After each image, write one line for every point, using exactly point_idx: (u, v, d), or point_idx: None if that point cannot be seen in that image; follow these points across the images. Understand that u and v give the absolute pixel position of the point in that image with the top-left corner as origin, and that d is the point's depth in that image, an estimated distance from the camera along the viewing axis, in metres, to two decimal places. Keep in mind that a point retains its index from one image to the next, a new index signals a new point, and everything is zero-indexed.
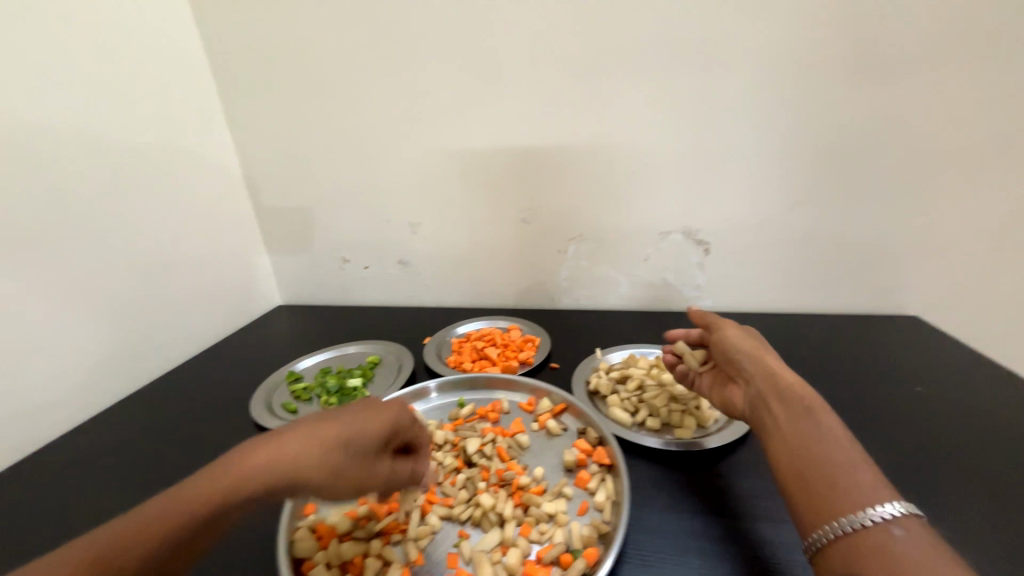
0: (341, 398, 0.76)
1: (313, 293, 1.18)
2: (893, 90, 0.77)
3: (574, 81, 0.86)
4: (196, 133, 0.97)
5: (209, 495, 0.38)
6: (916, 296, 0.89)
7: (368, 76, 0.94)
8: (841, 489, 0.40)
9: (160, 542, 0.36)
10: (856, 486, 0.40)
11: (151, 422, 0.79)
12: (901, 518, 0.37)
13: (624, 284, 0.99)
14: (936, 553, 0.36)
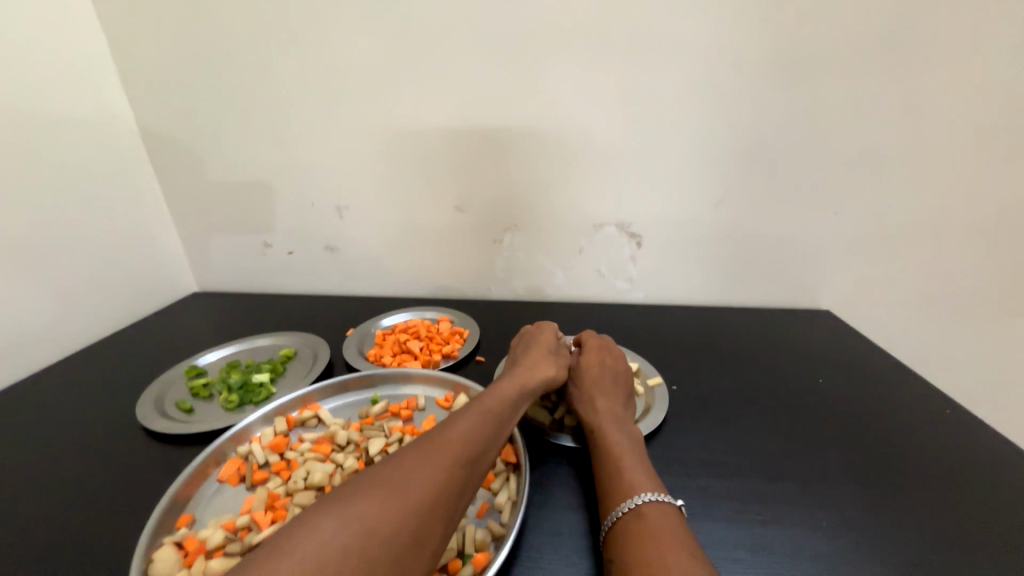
0: (243, 395, 0.70)
1: (233, 279, 1.09)
2: (812, 92, 0.79)
3: (506, 63, 0.83)
4: (76, 96, 0.86)
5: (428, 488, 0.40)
6: (829, 292, 0.94)
7: (284, 44, 0.86)
8: (621, 479, 0.49)
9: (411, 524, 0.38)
10: (635, 478, 0.49)
11: (23, 422, 0.71)
12: (659, 504, 0.45)
13: (559, 276, 0.98)
14: (681, 532, 0.43)
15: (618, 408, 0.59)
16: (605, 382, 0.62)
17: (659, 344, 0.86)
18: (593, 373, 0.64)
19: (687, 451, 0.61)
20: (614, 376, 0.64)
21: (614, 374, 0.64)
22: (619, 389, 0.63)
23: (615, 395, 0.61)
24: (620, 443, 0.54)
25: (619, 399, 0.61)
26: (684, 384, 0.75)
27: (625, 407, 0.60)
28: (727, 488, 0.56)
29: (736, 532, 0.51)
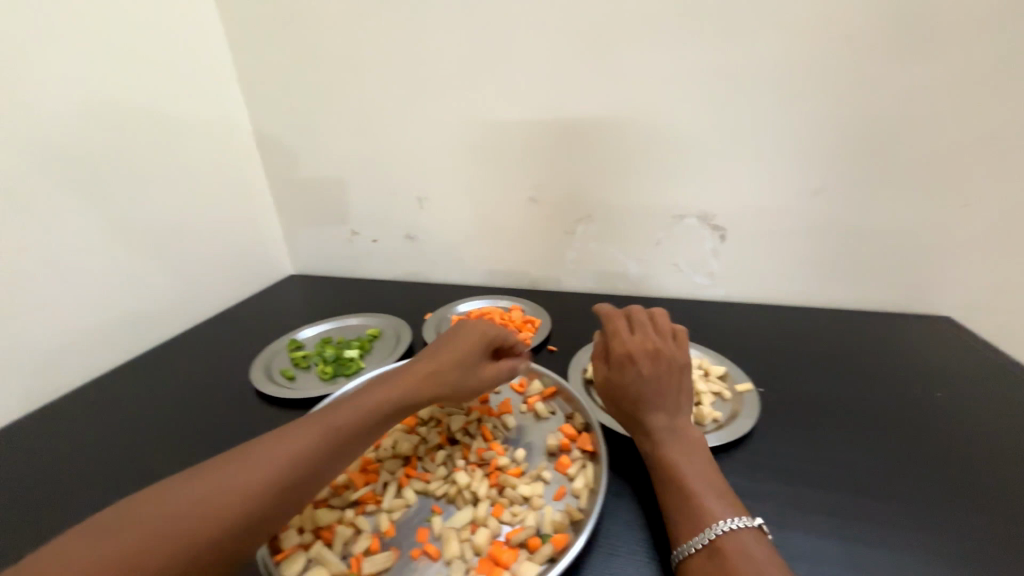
0: (336, 367, 0.78)
1: (325, 264, 1.19)
2: (939, 67, 0.70)
3: (586, 53, 0.82)
4: (205, 102, 0.98)
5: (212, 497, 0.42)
6: (951, 297, 0.82)
7: (376, 46, 0.93)
8: (692, 510, 0.46)
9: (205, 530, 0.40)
10: (710, 506, 0.45)
11: (164, 380, 0.84)
12: (742, 535, 0.43)
13: (633, 270, 0.96)
14: (770, 565, 0.41)
15: (678, 425, 0.52)
16: (656, 392, 0.53)
17: (742, 344, 0.80)
18: (647, 382, 0.53)
19: (775, 458, 0.57)
20: (662, 382, 0.54)
21: (661, 378, 0.54)
22: (671, 397, 0.54)
23: (669, 408, 0.53)
24: (687, 468, 0.49)
25: (677, 412, 0.53)
26: (771, 387, 0.70)
27: (679, 418, 0.53)
28: (822, 501, 0.52)
29: (831, 548, 0.47)
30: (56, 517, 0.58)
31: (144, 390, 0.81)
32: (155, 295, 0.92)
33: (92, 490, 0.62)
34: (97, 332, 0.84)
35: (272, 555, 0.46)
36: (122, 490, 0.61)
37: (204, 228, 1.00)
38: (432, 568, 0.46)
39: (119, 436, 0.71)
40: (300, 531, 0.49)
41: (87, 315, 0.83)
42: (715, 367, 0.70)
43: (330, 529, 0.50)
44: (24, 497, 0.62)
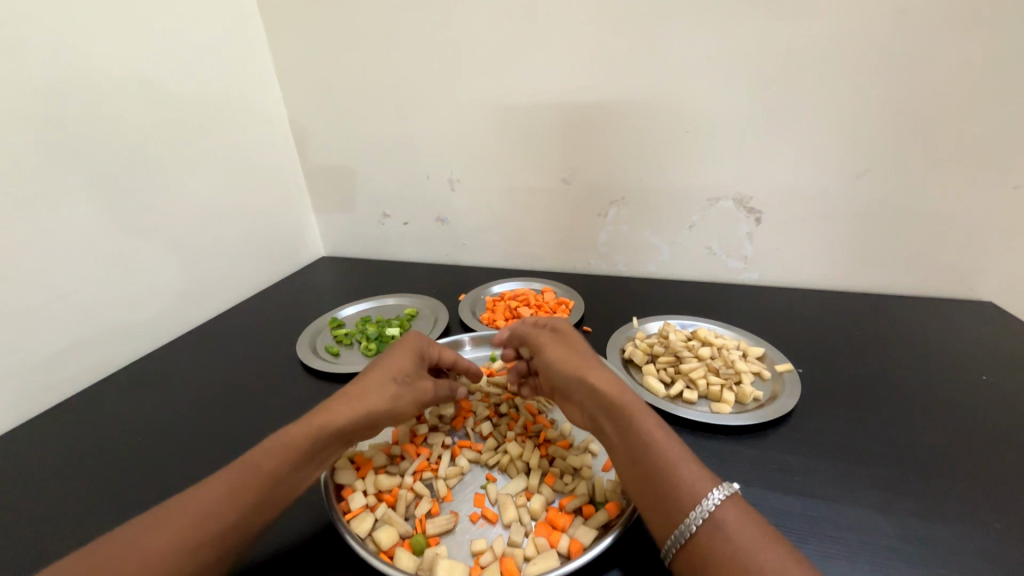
0: (379, 344, 0.82)
1: (355, 246, 1.21)
2: (999, 40, 0.67)
3: (627, 30, 0.81)
4: (243, 83, 0.99)
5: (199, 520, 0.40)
6: (994, 280, 0.81)
7: (411, 24, 0.92)
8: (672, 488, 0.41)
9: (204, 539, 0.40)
10: (689, 479, 0.41)
11: (212, 355, 0.87)
12: (722, 507, 0.39)
13: (665, 252, 0.96)
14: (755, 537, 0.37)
15: (619, 395, 0.49)
16: (588, 374, 0.52)
17: (778, 327, 0.80)
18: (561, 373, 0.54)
19: (820, 435, 0.58)
20: (575, 366, 0.54)
21: (579, 363, 0.54)
22: (597, 375, 0.52)
23: (598, 383, 0.51)
24: (651, 437, 0.44)
25: (614, 385, 0.50)
26: (810, 367, 0.70)
27: (622, 389, 0.50)
28: (871, 476, 0.53)
29: (884, 521, 0.48)
30: (126, 480, 0.61)
31: (193, 365, 0.84)
32: (202, 275, 0.95)
33: (155, 457, 0.64)
34: (154, 310, 0.87)
35: (342, 515, 0.50)
36: (184, 456, 0.64)
37: (242, 209, 1.02)
38: (492, 530, 0.50)
39: (175, 406, 0.74)
40: (364, 494, 0.53)
41: (150, 295, 0.85)
42: (753, 349, 0.72)
43: (392, 494, 0.54)
44: (90, 463, 0.64)
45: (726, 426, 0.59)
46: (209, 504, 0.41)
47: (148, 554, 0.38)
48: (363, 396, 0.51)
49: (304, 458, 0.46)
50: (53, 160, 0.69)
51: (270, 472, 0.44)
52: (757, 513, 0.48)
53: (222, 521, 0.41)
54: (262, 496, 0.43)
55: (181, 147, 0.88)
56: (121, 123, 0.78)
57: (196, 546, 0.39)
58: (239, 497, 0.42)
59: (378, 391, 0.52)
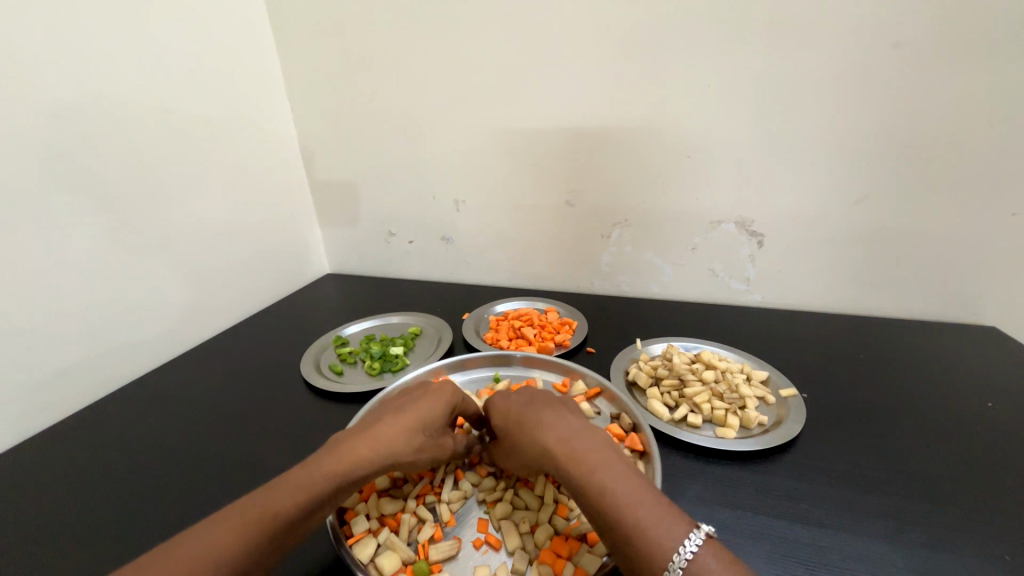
0: (383, 363, 0.82)
1: (360, 264, 1.23)
2: (991, 73, 0.69)
3: (628, 60, 0.83)
4: (255, 105, 1.02)
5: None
6: (997, 305, 0.81)
7: (419, 52, 0.95)
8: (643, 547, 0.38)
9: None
10: (660, 532, 0.39)
11: (216, 372, 0.87)
12: (702, 554, 0.37)
13: (667, 274, 0.96)
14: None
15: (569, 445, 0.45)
16: (533, 424, 0.48)
17: (782, 350, 0.80)
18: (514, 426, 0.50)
19: (827, 462, 0.58)
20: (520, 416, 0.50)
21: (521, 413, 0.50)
22: (541, 423, 0.48)
23: (543, 433, 0.47)
24: (612, 493, 0.41)
25: (561, 433, 0.46)
26: (814, 392, 0.70)
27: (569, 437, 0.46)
28: (879, 505, 0.52)
29: (894, 552, 0.47)
30: (125, 500, 0.61)
31: (197, 382, 0.84)
32: (208, 292, 0.95)
33: (155, 476, 0.64)
34: (160, 327, 0.87)
35: (345, 540, 0.49)
36: (185, 475, 0.64)
37: (250, 227, 1.03)
38: (495, 557, 0.50)
39: (178, 424, 0.74)
40: (367, 518, 0.52)
41: (156, 311, 0.86)
42: (757, 373, 0.71)
43: (396, 518, 0.53)
44: (89, 481, 0.64)
45: (731, 451, 0.58)
46: (220, 551, 0.38)
47: None
48: (394, 440, 0.49)
49: (321, 502, 0.44)
50: (70, 182, 0.71)
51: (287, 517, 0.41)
52: (763, 542, 0.48)
53: (233, 575, 0.38)
54: (274, 543, 0.40)
55: (191, 167, 0.90)
56: (136, 143, 0.80)
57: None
58: (255, 546, 0.39)
59: (409, 438, 0.50)
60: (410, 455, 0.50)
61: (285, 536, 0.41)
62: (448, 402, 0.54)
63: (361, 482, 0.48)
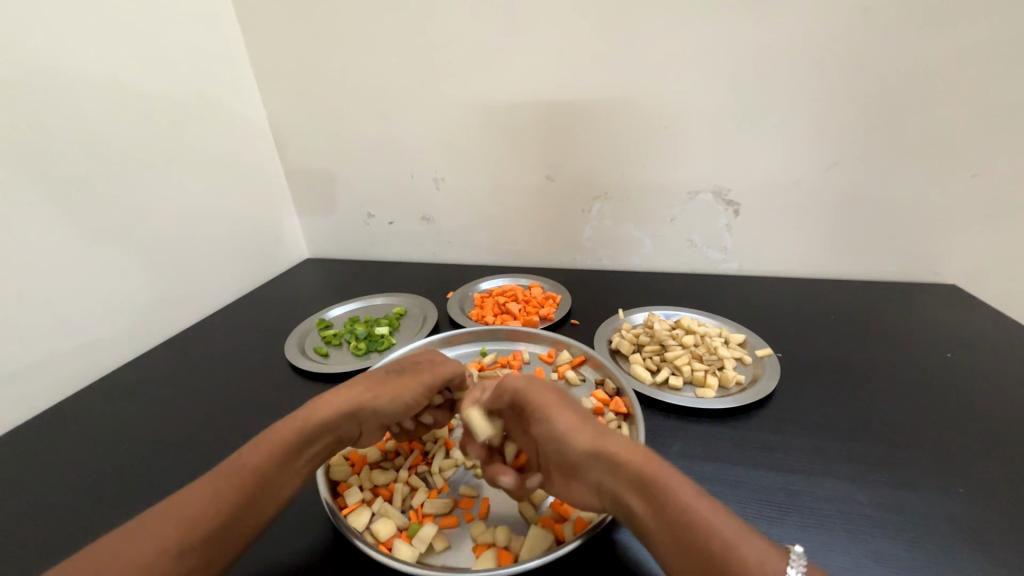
0: (369, 343, 0.82)
1: (340, 248, 1.21)
2: (956, 36, 0.71)
3: (607, 30, 0.82)
4: (220, 84, 0.97)
5: (175, 528, 0.39)
6: (956, 264, 0.85)
7: (391, 25, 0.92)
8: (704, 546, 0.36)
9: (179, 538, 0.38)
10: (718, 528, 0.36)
11: (197, 360, 0.85)
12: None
13: (647, 245, 0.98)
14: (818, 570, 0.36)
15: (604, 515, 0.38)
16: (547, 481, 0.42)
17: (758, 314, 0.83)
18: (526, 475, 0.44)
19: (800, 415, 0.61)
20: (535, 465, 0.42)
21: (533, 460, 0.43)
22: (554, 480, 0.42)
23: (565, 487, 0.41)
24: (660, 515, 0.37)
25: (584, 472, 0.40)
26: (788, 351, 0.73)
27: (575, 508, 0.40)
28: (847, 451, 0.55)
29: (860, 492, 0.50)
30: (112, 488, 0.60)
31: (178, 370, 0.83)
32: (182, 280, 0.93)
33: (143, 462, 0.63)
34: (135, 317, 0.85)
35: (339, 510, 0.51)
36: (173, 461, 0.63)
37: (222, 212, 1.00)
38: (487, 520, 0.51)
39: (161, 413, 0.72)
40: (361, 489, 0.54)
41: (131, 301, 0.84)
42: (735, 336, 0.74)
43: (389, 488, 0.55)
44: (75, 470, 0.63)
45: (710, 409, 0.61)
46: (194, 499, 0.41)
47: (128, 559, 0.36)
48: (362, 389, 0.51)
49: (294, 451, 0.46)
50: (30, 168, 0.68)
51: (257, 469, 0.44)
52: (740, 490, 0.51)
53: (205, 530, 0.39)
54: (246, 493, 0.42)
55: (155, 150, 0.85)
56: (94, 123, 0.75)
57: (181, 549, 0.38)
58: (226, 501, 0.41)
59: (378, 388, 0.52)
60: (382, 405, 0.52)
61: (259, 494, 0.43)
62: (426, 367, 0.56)
63: (329, 437, 0.49)
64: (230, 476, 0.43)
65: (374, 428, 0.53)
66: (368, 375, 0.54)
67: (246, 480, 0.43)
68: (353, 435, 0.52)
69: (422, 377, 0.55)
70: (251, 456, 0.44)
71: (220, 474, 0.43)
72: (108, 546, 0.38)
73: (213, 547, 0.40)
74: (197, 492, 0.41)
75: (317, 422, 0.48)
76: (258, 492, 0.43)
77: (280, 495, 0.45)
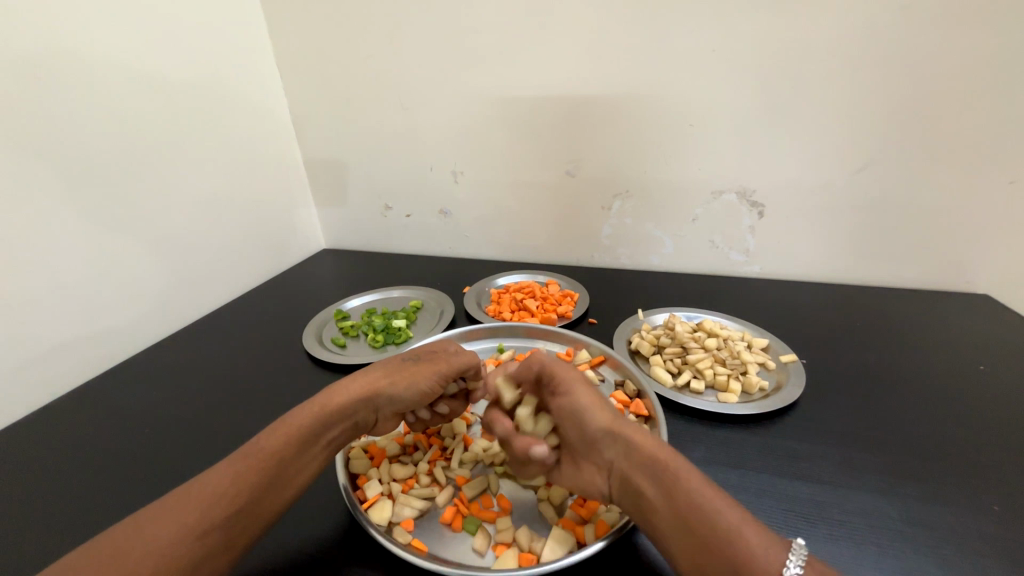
0: (386, 336, 0.82)
1: (356, 239, 1.21)
2: (1002, 34, 0.68)
3: (633, 25, 0.81)
4: (242, 73, 0.98)
5: (192, 511, 0.39)
6: (992, 272, 0.82)
7: (415, 15, 0.91)
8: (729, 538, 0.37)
9: (197, 520, 0.38)
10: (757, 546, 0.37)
11: (216, 347, 0.87)
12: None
13: (668, 245, 0.96)
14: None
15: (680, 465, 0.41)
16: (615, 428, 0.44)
17: (781, 319, 0.81)
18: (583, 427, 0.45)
19: (825, 423, 0.59)
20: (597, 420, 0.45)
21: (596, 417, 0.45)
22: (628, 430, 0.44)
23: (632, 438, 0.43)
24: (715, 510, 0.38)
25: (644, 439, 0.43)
26: (812, 358, 0.71)
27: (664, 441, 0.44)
28: (874, 462, 0.54)
29: (889, 505, 0.49)
30: (133, 470, 0.61)
31: (197, 358, 0.84)
32: (202, 268, 0.94)
33: (163, 446, 0.65)
34: (156, 302, 0.87)
35: (359, 504, 0.50)
36: (192, 446, 0.64)
37: (240, 201, 1.01)
38: (511, 515, 0.51)
39: (182, 397, 0.73)
40: (379, 483, 0.53)
41: (151, 286, 0.85)
42: (758, 341, 0.73)
43: (407, 481, 0.55)
44: (97, 452, 0.65)
45: (733, 415, 0.60)
46: (212, 485, 0.41)
47: (149, 542, 0.37)
48: (377, 376, 0.51)
49: (308, 437, 0.46)
50: (55, 154, 0.69)
51: (272, 455, 0.44)
52: (767, 500, 0.50)
53: (222, 511, 0.40)
54: (262, 478, 0.42)
55: (176, 136, 0.86)
56: (118, 110, 0.76)
57: (200, 533, 0.38)
58: (243, 484, 0.41)
59: (393, 374, 0.51)
60: (396, 393, 0.51)
61: (276, 478, 0.43)
62: (442, 355, 0.55)
63: (344, 424, 0.49)
64: (247, 461, 0.43)
65: (389, 416, 0.52)
66: (385, 364, 0.53)
67: (263, 465, 0.43)
68: (370, 422, 0.52)
69: (438, 364, 0.54)
70: (265, 442, 0.45)
71: (235, 458, 0.43)
72: (126, 530, 0.38)
73: (233, 531, 0.40)
74: (214, 476, 0.42)
75: (330, 408, 0.48)
76: (274, 478, 0.43)
77: (294, 481, 0.45)
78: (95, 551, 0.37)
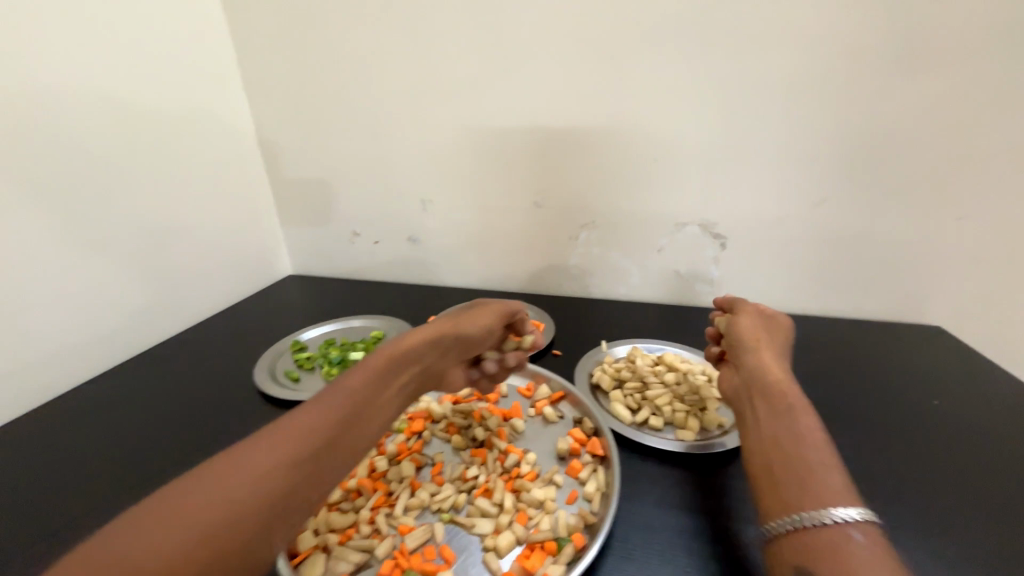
0: (342, 369, 0.79)
1: (324, 265, 1.18)
2: (939, 83, 0.72)
3: (598, 64, 0.83)
4: (211, 98, 0.97)
5: (230, 503, 0.35)
6: (945, 305, 0.85)
7: (387, 47, 0.92)
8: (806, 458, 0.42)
9: (232, 515, 0.35)
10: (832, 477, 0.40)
11: (164, 380, 0.82)
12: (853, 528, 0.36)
13: (635, 275, 0.97)
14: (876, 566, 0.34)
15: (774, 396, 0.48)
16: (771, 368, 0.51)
17: None
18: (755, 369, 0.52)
19: None
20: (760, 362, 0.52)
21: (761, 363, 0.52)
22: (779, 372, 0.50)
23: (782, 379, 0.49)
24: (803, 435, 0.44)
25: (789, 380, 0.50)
26: None
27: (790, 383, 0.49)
28: None
29: None
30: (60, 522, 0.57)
31: (143, 392, 0.79)
32: (160, 298, 0.91)
33: (95, 494, 0.60)
34: (103, 332, 0.83)
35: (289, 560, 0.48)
36: (127, 494, 0.60)
37: (204, 227, 0.98)
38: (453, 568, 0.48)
39: (121, 437, 0.69)
40: (315, 535, 0.51)
41: (99, 316, 0.81)
42: None
43: (346, 532, 0.52)
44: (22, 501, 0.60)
45: (691, 454, 0.59)
46: (247, 477, 0.37)
47: (172, 541, 0.32)
48: (398, 350, 0.51)
49: (349, 418, 0.44)
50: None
51: (311, 437, 0.41)
52: (723, 544, 0.48)
53: (263, 501, 0.36)
54: (303, 464, 0.39)
55: (138, 162, 0.84)
56: (74, 136, 0.75)
57: (232, 529, 0.35)
58: (285, 473, 0.38)
59: (416, 351, 0.52)
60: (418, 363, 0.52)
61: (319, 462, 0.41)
62: (462, 320, 0.60)
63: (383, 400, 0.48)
64: (291, 442, 0.40)
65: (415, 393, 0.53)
66: (411, 335, 0.54)
67: (305, 450, 0.40)
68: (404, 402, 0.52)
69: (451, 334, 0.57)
70: (303, 421, 0.41)
71: (271, 438, 0.40)
72: (136, 525, 0.33)
73: (277, 521, 0.37)
74: (250, 458, 0.38)
75: (362, 387, 0.47)
76: (319, 460, 0.41)
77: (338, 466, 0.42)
78: (97, 551, 0.31)
